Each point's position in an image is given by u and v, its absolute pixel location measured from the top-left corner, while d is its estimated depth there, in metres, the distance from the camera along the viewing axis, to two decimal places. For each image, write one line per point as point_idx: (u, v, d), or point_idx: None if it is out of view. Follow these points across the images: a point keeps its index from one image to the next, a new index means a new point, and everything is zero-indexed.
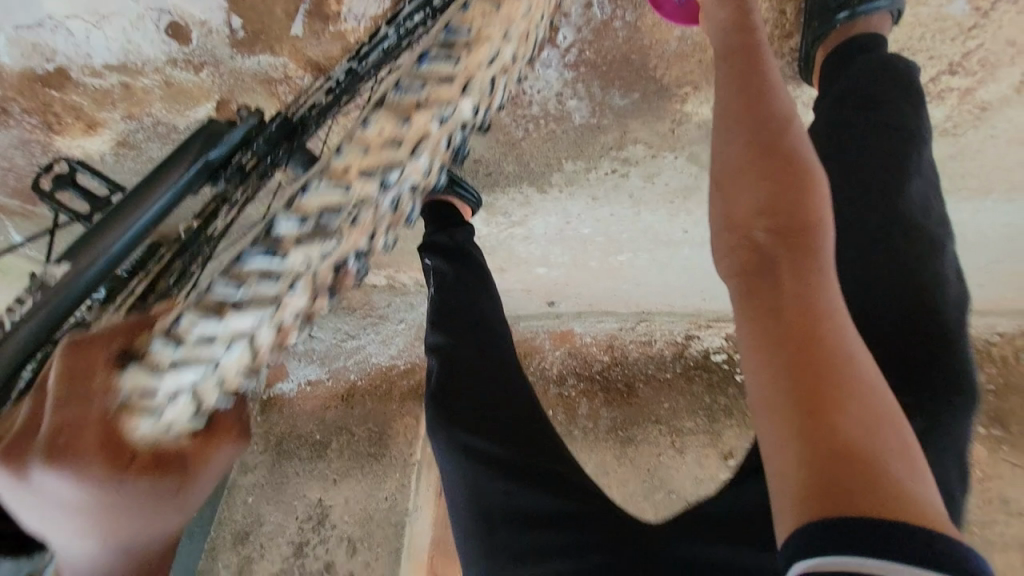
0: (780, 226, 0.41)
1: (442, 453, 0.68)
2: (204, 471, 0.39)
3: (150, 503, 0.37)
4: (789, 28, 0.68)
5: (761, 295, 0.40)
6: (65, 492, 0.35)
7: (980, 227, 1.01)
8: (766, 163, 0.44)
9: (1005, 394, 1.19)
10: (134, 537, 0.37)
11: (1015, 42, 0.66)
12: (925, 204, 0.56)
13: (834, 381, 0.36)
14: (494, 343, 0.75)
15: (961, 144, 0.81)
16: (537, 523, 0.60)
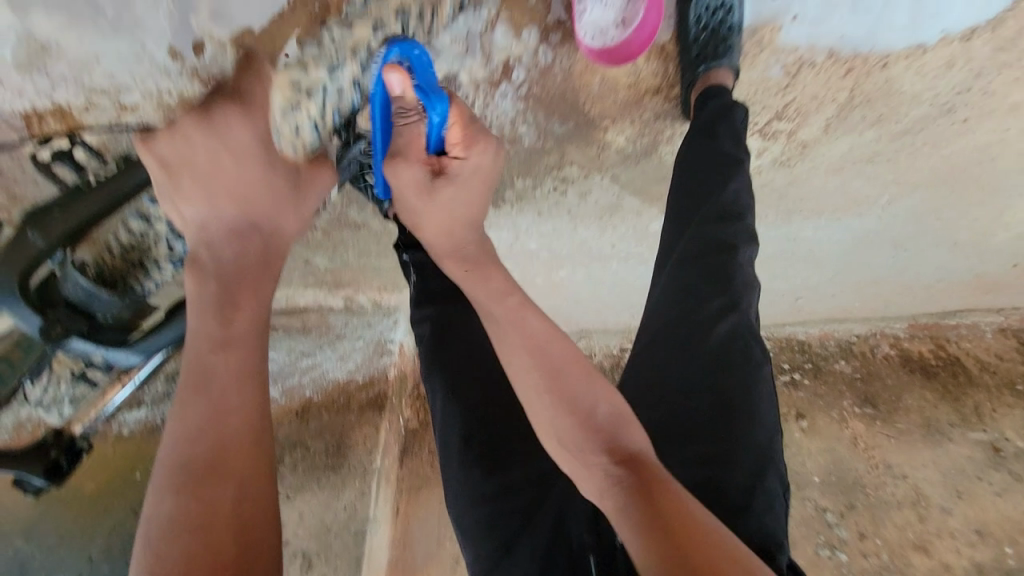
0: (618, 463, 0.61)
1: (433, 396, 0.80)
2: (308, 180, 0.79)
3: (281, 184, 0.76)
4: (672, 81, 0.97)
5: (635, 491, 0.58)
6: (242, 132, 0.74)
7: (823, 242, 1.34)
8: (587, 421, 0.64)
9: (869, 379, 1.43)
10: (267, 219, 0.74)
11: (813, 100, 1.00)
12: (735, 198, 0.80)
13: (687, 541, 0.53)
14: (467, 314, 0.84)
15: (795, 173, 1.15)
16: (500, 443, 0.74)
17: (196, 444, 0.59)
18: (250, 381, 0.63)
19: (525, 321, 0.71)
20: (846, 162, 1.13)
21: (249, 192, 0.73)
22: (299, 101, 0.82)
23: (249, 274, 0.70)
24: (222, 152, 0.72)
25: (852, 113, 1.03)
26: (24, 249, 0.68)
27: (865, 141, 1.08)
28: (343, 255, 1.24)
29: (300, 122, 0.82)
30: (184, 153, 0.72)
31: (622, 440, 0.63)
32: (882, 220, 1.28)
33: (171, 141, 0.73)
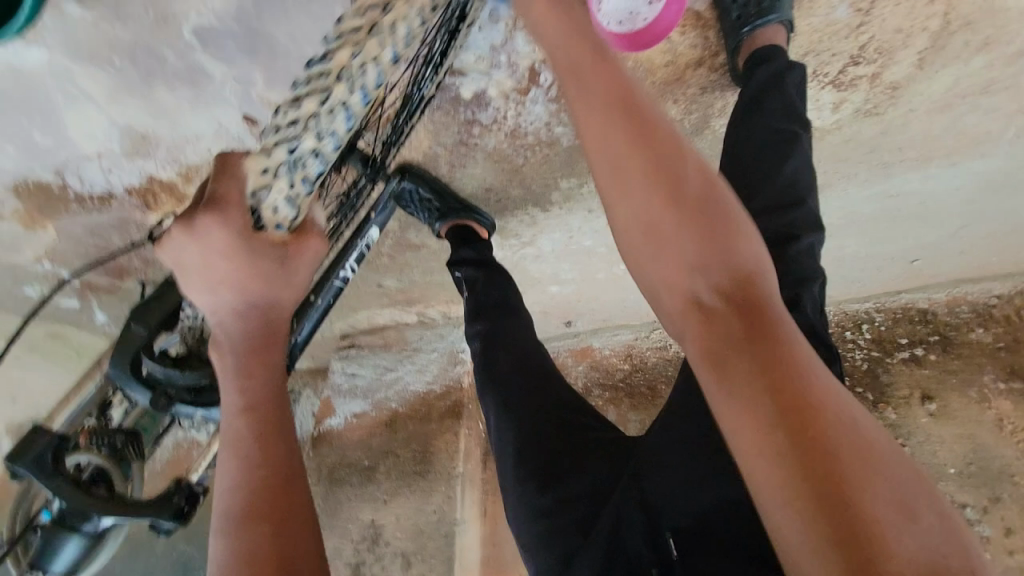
0: (734, 298, 0.50)
1: (488, 412, 0.85)
2: (297, 254, 0.67)
3: (267, 265, 0.64)
4: (716, 49, 0.88)
5: (741, 345, 0.48)
6: (214, 233, 0.63)
7: (938, 193, 1.13)
8: (698, 228, 0.52)
9: (1018, 349, 1.18)
10: (261, 294, 0.65)
11: (897, 34, 0.85)
12: (794, 178, 0.74)
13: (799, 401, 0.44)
14: (518, 327, 0.92)
15: (886, 121, 0.98)
16: (556, 451, 0.76)
17: (235, 499, 0.57)
18: (273, 437, 0.60)
19: (612, 128, 0.56)
20: (954, 97, 0.94)
21: (243, 283, 0.63)
22: (268, 177, 0.66)
23: (261, 351, 0.64)
24: (205, 248, 0.63)
25: (952, 40, 0.85)
26: (129, 339, 0.77)
27: (975, 70, 0.89)
28: (410, 275, 1.35)
29: (270, 183, 0.67)
30: (183, 251, 0.64)
31: (739, 262, 0.52)
32: (1017, 156, 1.04)
33: (169, 242, 0.64)
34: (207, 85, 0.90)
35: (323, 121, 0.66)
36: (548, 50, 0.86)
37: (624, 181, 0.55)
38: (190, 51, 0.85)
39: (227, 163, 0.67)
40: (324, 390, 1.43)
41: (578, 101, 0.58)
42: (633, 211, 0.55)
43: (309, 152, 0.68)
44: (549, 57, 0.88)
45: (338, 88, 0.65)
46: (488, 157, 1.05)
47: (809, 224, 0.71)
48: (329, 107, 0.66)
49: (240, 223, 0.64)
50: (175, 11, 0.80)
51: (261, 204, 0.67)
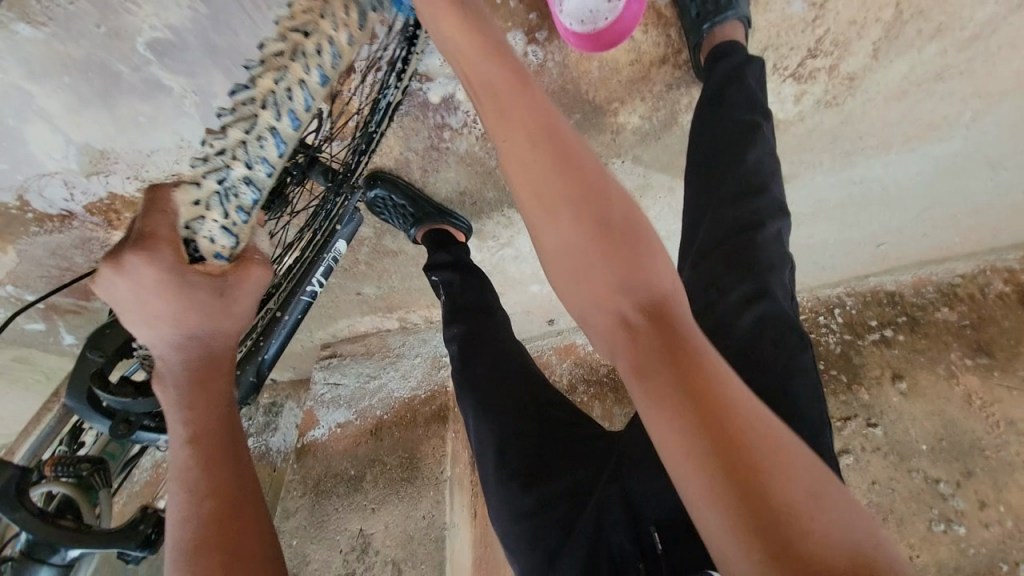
0: (643, 305, 0.50)
1: (467, 415, 0.84)
2: (236, 286, 0.65)
3: (203, 299, 0.62)
4: (679, 46, 0.90)
5: (665, 352, 0.48)
6: (142, 271, 0.60)
7: (900, 179, 1.17)
8: (603, 229, 0.52)
9: (981, 326, 1.23)
10: (201, 329, 0.63)
11: (851, 26, 0.87)
12: (758, 165, 0.75)
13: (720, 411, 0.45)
14: (493, 329, 0.92)
15: (846, 111, 1.01)
16: (532, 452, 0.76)
17: (181, 533, 0.56)
18: (220, 467, 0.59)
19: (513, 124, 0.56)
20: (909, 85, 0.97)
21: (184, 319, 0.62)
22: (200, 209, 0.63)
23: (201, 380, 0.62)
24: (138, 289, 0.60)
25: (904, 29, 0.88)
26: (84, 368, 0.74)
27: (927, 57, 0.92)
28: (389, 282, 1.34)
29: (203, 214, 0.63)
30: (117, 291, 0.61)
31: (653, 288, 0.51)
32: (970, 140, 1.09)
33: (102, 281, 0.61)
34: (165, 98, 0.88)
35: (254, 145, 0.63)
36: (513, 51, 0.87)
37: (535, 192, 0.55)
38: (145, 63, 0.83)
39: (158, 195, 0.63)
40: (306, 402, 1.41)
41: (433, 12, 0.61)
42: (544, 201, 0.54)
43: (241, 179, 0.64)
44: (515, 59, 0.88)
45: (268, 112, 0.63)
46: (460, 160, 1.05)
47: (772, 210, 0.72)
48: (256, 134, 0.63)
49: (172, 257, 0.61)
50: (129, 25, 0.79)
51: (194, 230, 0.63)
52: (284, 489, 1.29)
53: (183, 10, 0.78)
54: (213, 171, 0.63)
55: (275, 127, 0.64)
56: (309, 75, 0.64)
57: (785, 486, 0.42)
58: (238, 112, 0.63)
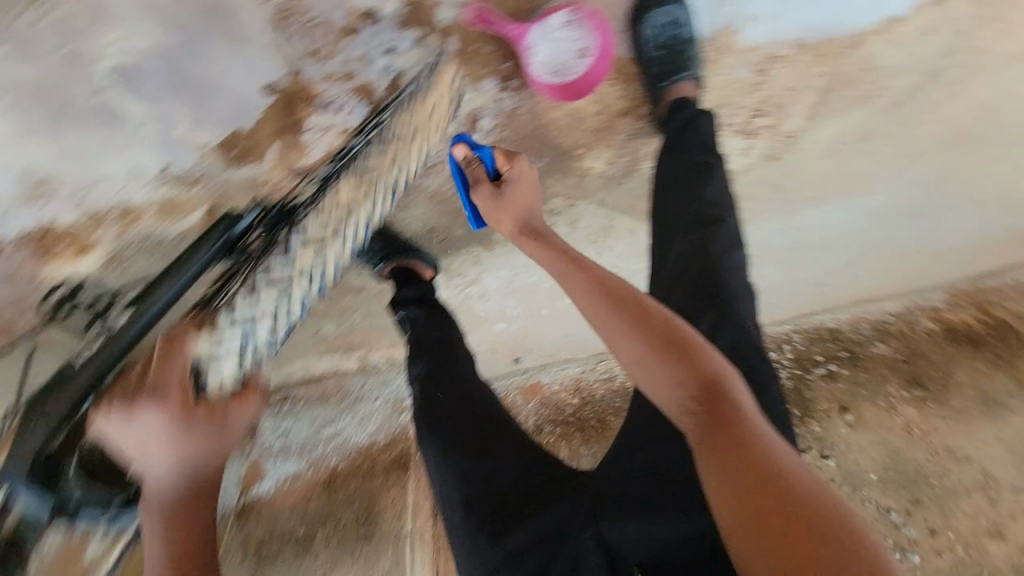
0: (702, 402, 0.56)
1: (429, 461, 0.80)
2: (233, 418, 0.66)
3: (198, 439, 0.63)
4: (641, 100, 0.96)
5: (716, 441, 0.53)
6: (147, 417, 0.61)
7: (833, 226, 1.28)
8: (660, 346, 0.59)
9: (913, 360, 1.34)
10: (196, 460, 0.63)
11: (789, 90, 0.97)
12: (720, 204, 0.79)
13: (759, 466, 0.50)
14: (457, 367, 0.89)
15: (787, 164, 1.11)
16: (500, 497, 0.73)
17: None
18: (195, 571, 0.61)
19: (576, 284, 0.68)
20: (838, 143, 1.09)
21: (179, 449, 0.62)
22: (220, 347, 0.74)
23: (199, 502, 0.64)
24: (144, 429, 0.62)
25: (832, 96, 1.00)
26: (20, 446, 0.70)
27: (853, 120, 1.05)
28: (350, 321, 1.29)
29: (219, 352, 0.74)
30: (123, 430, 0.62)
31: (709, 377, 0.57)
32: (891, 193, 1.22)
33: (108, 416, 0.62)
34: (120, 127, 0.79)
35: (282, 305, 0.84)
36: (485, 96, 0.91)
37: (598, 322, 0.65)
38: (105, 90, 0.75)
39: (175, 338, 0.67)
40: (249, 453, 1.24)
41: (523, 246, 0.76)
42: (610, 329, 0.63)
43: (265, 327, 0.82)
44: (487, 104, 0.92)
45: (304, 281, 0.86)
46: (430, 199, 1.04)
47: (735, 245, 0.76)
48: (287, 296, 0.85)
49: (176, 404, 0.63)
50: (92, 49, 0.71)
51: (209, 366, 0.72)
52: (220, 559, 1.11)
53: (155, 36, 0.73)
54: (233, 317, 0.76)
55: (306, 286, 0.88)
56: (336, 242, 0.89)
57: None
58: (269, 272, 0.81)
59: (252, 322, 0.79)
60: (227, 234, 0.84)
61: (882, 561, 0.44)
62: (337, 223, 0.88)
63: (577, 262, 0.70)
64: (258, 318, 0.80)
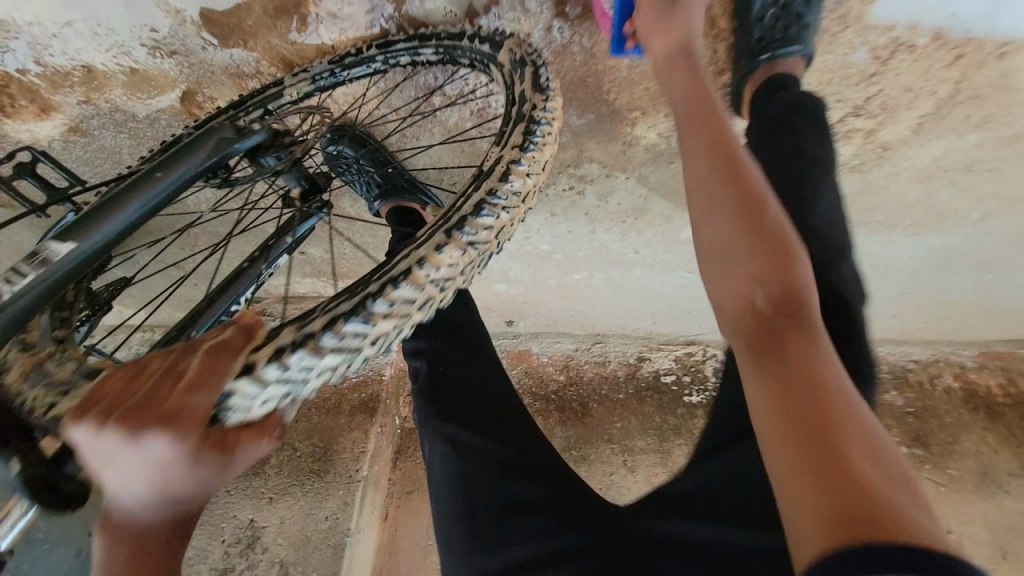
0: (774, 294, 0.45)
1: (429, 457, 0.69)
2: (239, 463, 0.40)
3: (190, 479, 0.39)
4: (723, 65, 0.78)
5: (774, 329, 0.43)
6: (154, 447, 0.38)
7: (892, 259, 1.13)
8: (750, 219, 0.48)
9: (923, 417, 1.25)
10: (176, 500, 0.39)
11: (904, 92, 0.79)
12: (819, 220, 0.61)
13: (816, 402, 0.39)
14: (476, 362, 0.73)
15: (868, 180, 0.94)
16: (498, 516, 0.63)
17: None
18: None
19: (694, 134, 0.55)
20: (935, 169, 0.91)
21: (157, 481, 0.38)
22: (275, 373, 0.42)
23: (134, 560, 0.40)
24: (137, 460, 0.38)
25: (953, 111, 0.81)
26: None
27: (964, 145, 0.86)
28: (339, 248, 1.18)
29: (283, 376, 0.42)
30: (94, 446, 0.38)
31: (793, 276, 0.46)
32: (971, 237, 1.06)
33: (78, 424, 0.38)
34: None
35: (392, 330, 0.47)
36: (535, 21, 0.72)
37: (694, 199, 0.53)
38: None
39: (240, 338, 0.43)
40: None
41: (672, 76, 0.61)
42: (696, 182, 0.53)
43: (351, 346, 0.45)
44: (535, 31, 0.73)
45: (450, 285, 0.50)
46: (445, 133, 0.89)
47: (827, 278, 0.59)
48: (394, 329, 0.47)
49: (193, 430, 0.38)
50: None
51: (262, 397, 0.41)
52: None
53: None
54: (341, 331, 0.45)
55: (421, 297, 0.48)
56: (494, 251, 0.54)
57: (890, 510, 0.33)
58: (431, 270, 0.48)
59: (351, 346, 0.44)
60: (229, 142, 0.60)
61: (899, 500, 0.34)
62: (462, 226, 0.52)
63: (712, 104, 0.57)
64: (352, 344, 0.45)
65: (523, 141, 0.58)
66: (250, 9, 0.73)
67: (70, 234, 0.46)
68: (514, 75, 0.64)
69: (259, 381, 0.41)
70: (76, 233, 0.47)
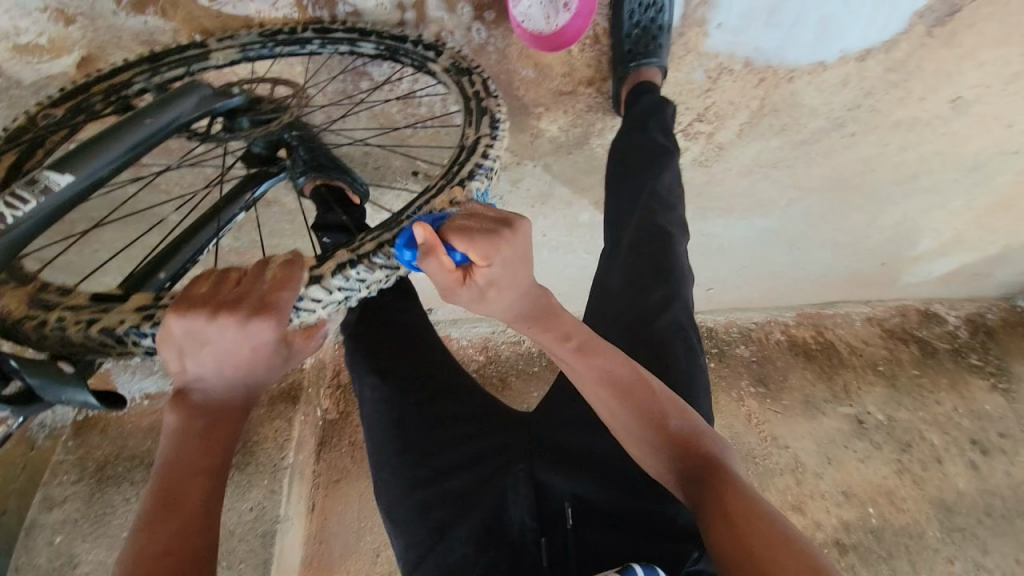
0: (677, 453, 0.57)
1: (361, 384, 0.73)
2: (302, 351, 0.53)
3: (269, 357, 0.51)
4: (605, 74, 0.98)
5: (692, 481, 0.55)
6: (252, 331, 0.48)
7: (733, 238, 1.45)
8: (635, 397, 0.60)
9: (763, 362, 1.59)
10: (249, 377, 0.52)
11: (730, 104, 1.07)
12: (669, 189, 0.83)
13: (744, 522, 0.49)
14: (402, 307, 0.78)
15: (712, 173, 1.22)
16: (424, 424, 0.69)
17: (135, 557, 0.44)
18: (179, 515, 0.46)
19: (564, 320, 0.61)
20: (755, 165, 1.22)
21: (242, 361, 0.50)
22: (329, 287, 0.52)
23: (210, 427, 0.51)
24: (233, 341, 0.48)
25: (762, 120, 1.11)
26: None
27: (771, 147, 1.18)
28: (252, 235, 1.16)
29: (332, 289, 0.53)
30: (199, 331, 0.48)
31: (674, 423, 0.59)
32: (782, 220, 1.41)
33: (180, 317, 0.47)
34: None
35: None
36: (458, 22, 0.85)
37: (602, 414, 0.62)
38: None
39: (295, 264, 0.51)
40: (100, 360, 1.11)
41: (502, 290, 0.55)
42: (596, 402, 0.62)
43: (391, 270, 0.55)
44: (457, 30, 0.86)
45: None
46: (372, 118, 0.96)
47: (678, 227, 0.81)
48: None
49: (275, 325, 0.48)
50: None
51: (316, 305, 0.52)
52: (49, 473, 1.00)
53: None
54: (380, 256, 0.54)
55: None
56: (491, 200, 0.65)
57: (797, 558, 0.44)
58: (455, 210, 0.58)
59: (390, 271, 0.54)
60: (204, 98, 0.63)
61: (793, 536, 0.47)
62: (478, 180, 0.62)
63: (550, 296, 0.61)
64: (391, 269, 0.55)
65: (492, 128, 0.68)
66: None
67: (69, 166, 0.52)
68: (461, 82, 0.74)
69: (325, 287, 0.52)
70: (73, 165, 0.52)
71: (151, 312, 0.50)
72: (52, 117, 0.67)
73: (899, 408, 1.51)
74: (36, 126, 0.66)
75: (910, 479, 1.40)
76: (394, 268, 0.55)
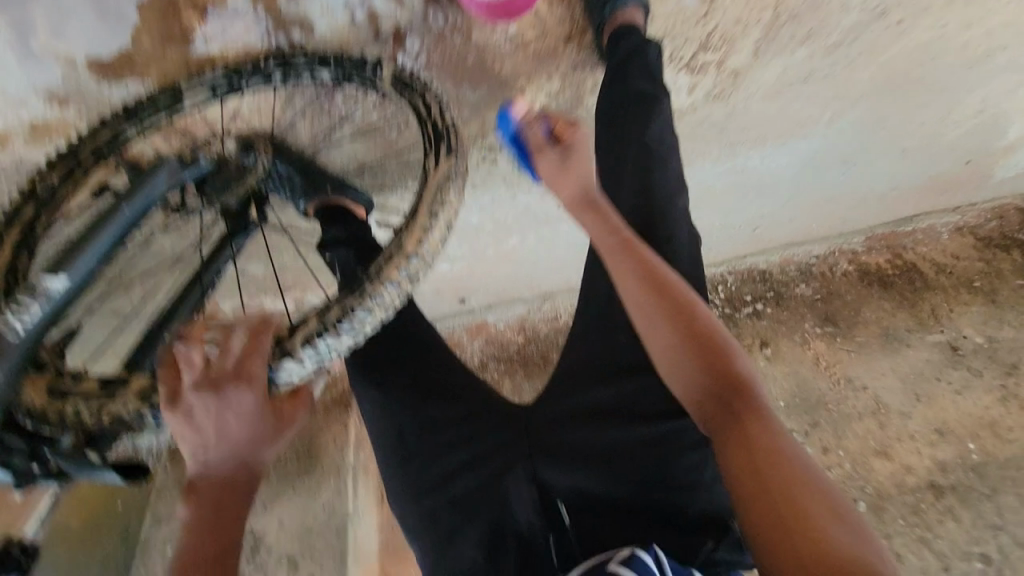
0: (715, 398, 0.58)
1: (371, 403, 0.76)
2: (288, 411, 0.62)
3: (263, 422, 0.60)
4: (583, 26, 0.89)
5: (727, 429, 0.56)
6: (245, 402, 0.58)
7: (771, 169, 1.29)
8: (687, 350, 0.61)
9: (829, 299, 1.44)
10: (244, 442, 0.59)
11: (736, 24, 0.94)
12: (660, 138, 0.77)
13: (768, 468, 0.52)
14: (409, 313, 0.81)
15: (730, 104, 1.09)
16: (431, 436, 0.74)
17: None
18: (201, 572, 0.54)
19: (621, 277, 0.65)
20: (780, 85, 1.08)
21: (235, 432, 0.58)
22: (301, 356, 0.64)
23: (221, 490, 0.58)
24: (226, 415, 0.57)
25: (779, 32, 0.97)
26: None
27: (796, 60, 1.03)
28: (281, 260, 1.24)
29: (306, 358, 0.64)
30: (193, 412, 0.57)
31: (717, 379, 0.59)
32: (826, 139, 1.24)
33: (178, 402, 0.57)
34: None
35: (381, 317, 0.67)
36: (411, 11, 0.82)
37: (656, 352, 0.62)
38: None
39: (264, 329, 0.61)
40: None
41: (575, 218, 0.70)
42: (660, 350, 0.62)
43: (355, 337, 0.66)
44: (414, 20, 0.83)
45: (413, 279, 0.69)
46: (357, 128, 0.97)
47: (674, 190, 0.76)
48: (379, 315, 0.67)
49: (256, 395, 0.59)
50: None
51: (294, 370, 0.64)
52: (160, 495, 1.16)
53: None
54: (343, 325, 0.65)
55: (397, 295, 0.68)
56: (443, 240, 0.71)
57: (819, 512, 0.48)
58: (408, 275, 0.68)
59: (353, 334, 0.66)
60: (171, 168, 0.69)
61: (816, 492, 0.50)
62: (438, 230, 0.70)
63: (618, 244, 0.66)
64: (353, 331, 0.66)
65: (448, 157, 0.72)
66: (141, 44, 0.79)
67: (61, 267, 0.58)
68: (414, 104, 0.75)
69: (296, 358, 0.63)
70: (64, 264, 0.58)
71: (152, 393, 0.58)
72: (48, 182, 0.71)
73: (1002, 326, 1.31)
74: (36, 194, 0.71)
75: (1019, 406, 1.22)
76: (357, 331, 0.66)
